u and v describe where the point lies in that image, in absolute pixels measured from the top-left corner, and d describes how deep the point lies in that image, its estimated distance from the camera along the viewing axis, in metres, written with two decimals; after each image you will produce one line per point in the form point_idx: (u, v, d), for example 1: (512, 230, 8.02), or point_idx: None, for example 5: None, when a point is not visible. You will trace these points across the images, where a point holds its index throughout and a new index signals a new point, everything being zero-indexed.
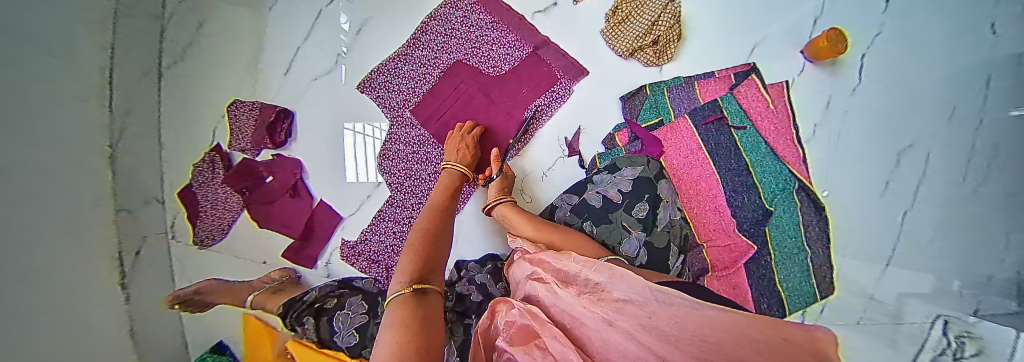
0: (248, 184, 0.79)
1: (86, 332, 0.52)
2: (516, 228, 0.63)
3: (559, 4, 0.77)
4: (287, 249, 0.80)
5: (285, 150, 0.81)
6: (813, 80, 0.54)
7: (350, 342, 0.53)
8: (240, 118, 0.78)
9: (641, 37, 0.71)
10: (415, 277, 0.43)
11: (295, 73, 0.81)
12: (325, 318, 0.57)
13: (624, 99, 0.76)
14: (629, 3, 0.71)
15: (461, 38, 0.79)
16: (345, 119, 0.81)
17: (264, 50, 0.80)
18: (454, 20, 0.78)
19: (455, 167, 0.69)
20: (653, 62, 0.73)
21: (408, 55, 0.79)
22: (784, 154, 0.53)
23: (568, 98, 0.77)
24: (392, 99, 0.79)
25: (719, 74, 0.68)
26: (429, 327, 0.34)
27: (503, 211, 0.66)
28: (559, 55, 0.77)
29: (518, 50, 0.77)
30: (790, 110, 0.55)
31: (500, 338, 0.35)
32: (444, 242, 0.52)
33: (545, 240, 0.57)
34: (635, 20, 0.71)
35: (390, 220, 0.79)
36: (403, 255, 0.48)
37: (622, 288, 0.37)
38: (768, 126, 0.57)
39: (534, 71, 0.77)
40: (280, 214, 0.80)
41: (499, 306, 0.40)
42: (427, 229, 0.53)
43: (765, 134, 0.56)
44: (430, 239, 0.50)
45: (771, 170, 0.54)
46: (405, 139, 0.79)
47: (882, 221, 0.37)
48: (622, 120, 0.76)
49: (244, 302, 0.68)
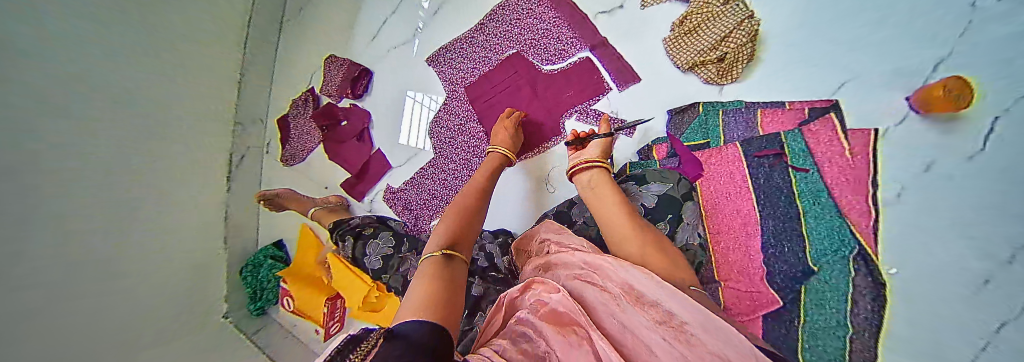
0: (329, 123, 0.95)
1: (131, 291, 0.70)
2: (598, 201, 0.54)
3: (625, 8, 0.71)
4: (345, 180, 0.95)
5: (360, 102, 0.95)
6: (911, 133, 0.46)
7: (376, 265, 0.67)
8: (332, 71, 0.94)
9: (707, 51, 0.61)
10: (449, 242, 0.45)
11: (380, 39, 0.93)
12: (361, 242, 0.70)
13: (671, 113, 0.69)
14: (702, 11, 0.60)
15: (523, 30, 0.81)
16: (406, 88, 0.91)
17: (361, 15, 0.94)
18: (520, 11, 0.81)
19: (498, 150, 0.70)
20: (714, 81, 0.63)
21: (474, 38, 0.85)
22: (850, 212, 0.48)
23: (599, 110, 0.74)
24: (452, 75, 0.87)
25: (790, 106, 0.58)
26: (455, 290, 0.36)
27: (596, 176, 0.58)
28: (612, 59, 0.72)
29: (574, 48, 0.76)
30: (873, 166, 0.48)
31: (525, 312, 0.32)
32: (475, 226, 0.52)
33: (627, 240, 0.45)
34: (704, 32, 0.61)
35: (429, 177, 0.88)
36: (441, 222, 0.51)
37: (714, 336, 0.24)
38: (838, 175, 0.49)
39: (583, 78, 0.75)
40: (346, 151, 0.95)
41: (539, 286, 0.36)
42: (462, 213, 0.53)
43: (830, 183, 0.50)
44: (468, 217, 0.53)
45: (828, 226, 0.48)
46: (456, 111, 0.86)
47: (965, 324, 0.37)
48: (663, 134, 0.70)
49: (307, 211, 0.83)
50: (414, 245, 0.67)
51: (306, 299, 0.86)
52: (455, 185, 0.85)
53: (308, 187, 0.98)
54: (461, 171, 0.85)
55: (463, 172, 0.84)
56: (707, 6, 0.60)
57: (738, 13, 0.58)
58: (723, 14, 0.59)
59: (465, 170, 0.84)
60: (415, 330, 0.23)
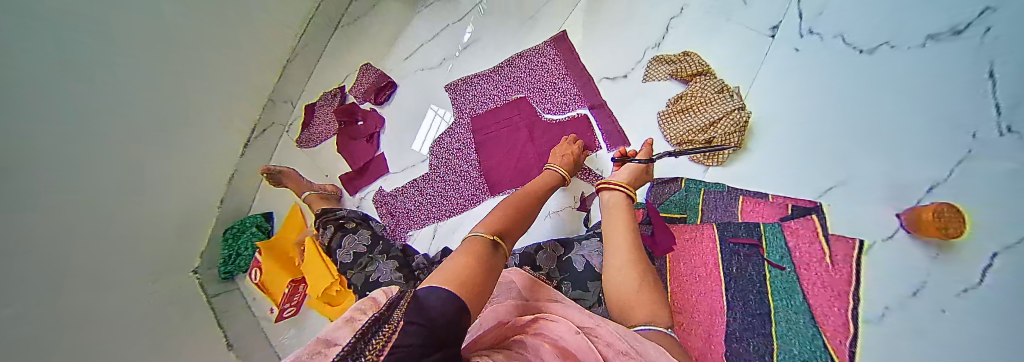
0: (347, 120, 1.04)
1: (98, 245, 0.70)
2: (612, 225, 0.50)
3: (629, 77, 0.75)
4: (347, 173, 1.02)
5: (381, 108, 1.05)
6: (901, 252, 0.37)
7: (347, 259, 0.71)
8: (364, 77, 1.06)
9: (696, 132, 0.63)
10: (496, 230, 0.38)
11: (412, 60, 1.04)
12: (341, 234, 0.74)
13: (651, 186, 0.72)
14: (695, 96, 0.64)
15: (536, 79, 0.84)
16: (433, 102, 0.98)
17: (404, 37, 1.07)
18: (535, 62, 0.85)
19: (554, 168, 0.63)
20: (700, 160, 0.66)
21: (490, 77, 0.90)
22: (826, 322, 0.41)
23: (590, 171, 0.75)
24: (463, 105, 0.92)
25: (772, 198, 0.54)
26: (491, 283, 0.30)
27: (613, 202, 0.54)
28: (608, 121, 0.75)
29: (574, 104, 0.80)
30: (856, 279, 0.40)
31: (532, 346, 0.31)
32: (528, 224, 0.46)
33: (624, 273, 0.43)
34: (697, 114, 0.64)
35: (417, 190, 0.92)
36: (494, 210, 0.44)
37: None
38: (814, 280, 0.44)
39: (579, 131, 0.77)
40: (355, 149, 1.02)
41: (545, 324, 0.34)
42: (522, 209, 0.47)
43: (805, 286, 0.44)
44: (521, 213, 0.46)
45: (799, 332, 0.42)
46: (458, 135, 0.91)
47: None
48: (642, 201, 0.72)
49: (302, 194, 0.89)
50: (386, 248, 0.71)
51: (273, 277, 0.93)
52: (440, 201, 0.89)
53: (310, 170, 1.06)
54: (448, 190, 0.88)
55: (450, 191, 0.88)
56: (703, 91, 0.64)
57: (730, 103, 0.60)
58: (715, 102, 0.62)
59: (452, 191, 0.88)
60: (435, 312, 0.22)
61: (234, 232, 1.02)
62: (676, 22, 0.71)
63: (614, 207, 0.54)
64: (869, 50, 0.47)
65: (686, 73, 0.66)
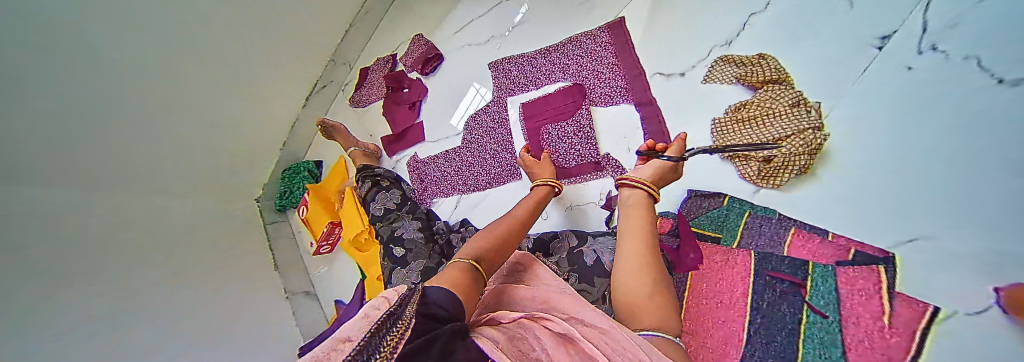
0: (394, 87, 1.09)
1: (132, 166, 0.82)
2: (628, 227, 0.48)
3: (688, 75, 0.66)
4: (389, 136, 1.08)
5: (426, 79, 1.08)
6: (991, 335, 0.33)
7: (377, 213, 0.77)
8: (414, 47, 1.09)
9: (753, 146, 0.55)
10: (477, 252, 0.39)
11: (460, 34, 1.04)
12: (376, 189, 0.80)
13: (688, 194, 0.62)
14: (762, 105, 0.56)
15: (582, 66, 0.78)
16: (477, 79, 0.97)
17: (455, 10, 1.06)
18: (584, 48, 0.79)
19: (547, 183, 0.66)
20: (752, 178, 0.56)
21: (535, 60, 0.86)
22: None
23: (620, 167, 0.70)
24: (503, 84, 0.90)
25: (832, 238, 0.47)
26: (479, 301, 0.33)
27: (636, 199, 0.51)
28: (653, 121, 0.67)
29: (620, 98, 0.72)
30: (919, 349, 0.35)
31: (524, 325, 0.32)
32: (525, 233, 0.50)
33: (635, 271, 0.41)
34: (759, 126, 0.55)
35: (448, 161, 0.95)
36: (476, 236, 0.44)
37: None
38: (862, 341, 0.37)
39: (618, 127, 0.72)
40: (398, 114, 1.08)
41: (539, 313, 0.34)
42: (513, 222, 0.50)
43: (849, 343, 0.38)
44: (509, 234, 0.46)
45: None
46: (493, 115, 0.90)
47: None
48: (674, 211, 0.66)
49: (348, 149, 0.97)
50: (413, 210, 0.75)
51: (315, 216, 1.04)
52: (467, 176, 0.91)
53: (357, 128, 1.16)
54: (476, 167, 0.90)
55: (478, 169, 0.89)
56: (773, 101, 0.55)
57: (804, 120, 0.51)
58: (786, 116, 0.53)
59: (480, 168, 0.89)
60: (450, 305, 0.26)
61: (291, 171, 1.19)
62: (755, 21, 0.61)
63: (630, 204, 0.51)
64: (1013, 81, 0.36)
65: (759, 78, 0.57)
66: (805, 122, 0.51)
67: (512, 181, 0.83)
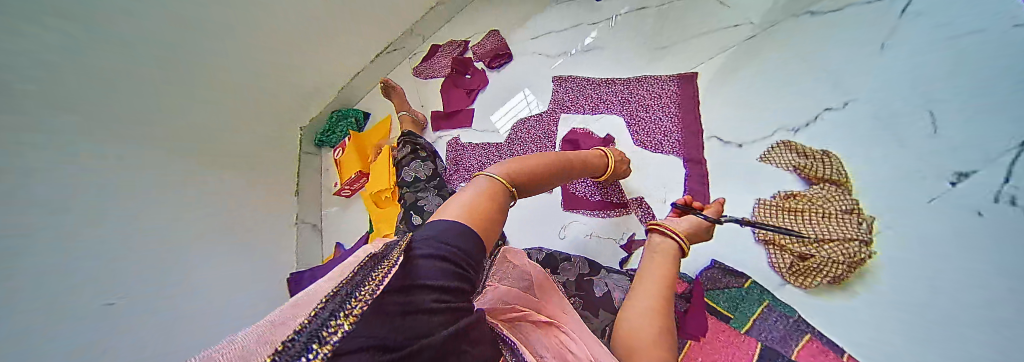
0: (458, 70, 1.14)
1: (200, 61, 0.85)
2: (648, 270, 0.48)
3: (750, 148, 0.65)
4: (438, 112, 1.12)
5: (489, 72, 1.11)
6: None
7: (406, 177, 0.79)
8: (489, 40, 1.13)
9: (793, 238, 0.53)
10: (510, 173, 0.44)
11: (536, 41, 1.07)
12: (411, 156, 0.82)
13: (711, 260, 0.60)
14: (814, 201, 0.54)
15: (644, 108, 0.79)
16: (538, 87, 0.99)
17: (537, 17, 1.09)
18: (651, 91, 0.79)
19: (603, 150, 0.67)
20: (782, 270, 0.54)
21: (600, 87, 0.87)
22: None
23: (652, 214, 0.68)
24: (562, 99, 0.92)
25: (846, 359, 0.46)
26: (497, 214, 0.39)
27: (666, 248, 0.51)
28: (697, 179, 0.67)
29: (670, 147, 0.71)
30: None
31: (536, 337, 0.41)
32: (543, 185, 0.51)
33: (645, 315, 0.41)
34: (804, 220, 0.54)
35: (485, 154, 0.97)
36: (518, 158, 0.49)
37: None
38: None
39: (661, 175, 0.71)
40: (452, 96, 1.12)
41: (553, 329, 0.43)
42: (530, 165, 0.48)
43: None
44: (543, 171, 0.50)
45: None
46: (543, 125, 0.91)
47: None
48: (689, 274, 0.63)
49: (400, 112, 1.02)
50: (440, 186, 0.77)
51: (348, 161, 1.07)
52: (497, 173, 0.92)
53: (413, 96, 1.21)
54: None
55: None
56: (826, 201, 0.53)
57: (853, 230, 0.49)
58: (835, 219, 0.51)
59: None
60: (433, 260, 0.29)
61: (339, 114, 1.26)
62: (830, 117, 0.59)
63: (658, 250, 0.51)
64: None
65: (816, 174, 0.55)
66: (853, 233, 0.49)
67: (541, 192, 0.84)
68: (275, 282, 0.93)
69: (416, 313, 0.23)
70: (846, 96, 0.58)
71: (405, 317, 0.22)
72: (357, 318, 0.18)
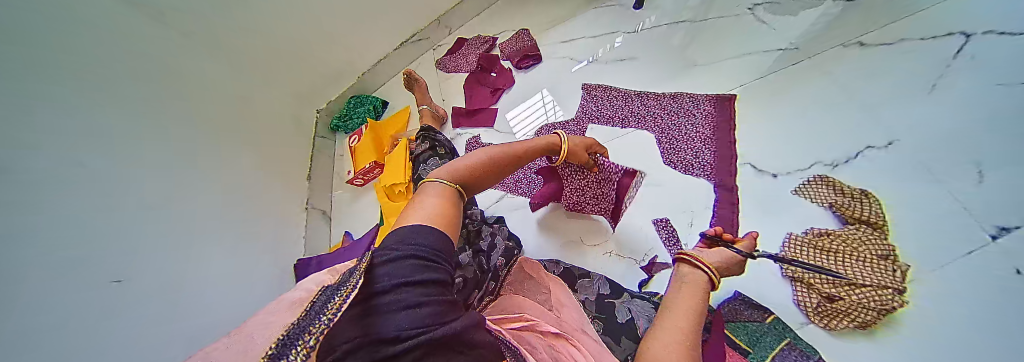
0: (484, 66, 1.11)
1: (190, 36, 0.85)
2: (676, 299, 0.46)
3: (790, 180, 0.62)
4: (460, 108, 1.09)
5: (517, 72, 1.08)
6: None
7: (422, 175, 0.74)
8: (518, 39, 1.10)
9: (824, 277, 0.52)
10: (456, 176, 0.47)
11: (567, 44, 1.03)
12: (428, 152, 0.78)
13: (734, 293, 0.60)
14: (850, 243, 0.52)
15: (676, 125, 0.76)
16: (565, 92, 0.96)
17: (570, 20, 1.06)
18: (685, 108, 0.76)
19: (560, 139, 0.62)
20: (807, 308, 0.53)
21: (632, 99, 0.84)
22: None
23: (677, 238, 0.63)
24: (591, 107, 0.89)
25: None
26: (453, 213, 0.42)
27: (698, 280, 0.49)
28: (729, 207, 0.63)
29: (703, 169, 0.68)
30: None
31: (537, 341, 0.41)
32: (491, 181, 0.52)
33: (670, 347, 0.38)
34: (837, 260, 0.52)
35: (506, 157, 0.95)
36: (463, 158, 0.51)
37: None
38: None
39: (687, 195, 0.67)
40: (476, 94, 1.09)
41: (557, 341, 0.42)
42: (476, 167, 0.49)
43: None
44: (492, 166, 0.51)
45: None
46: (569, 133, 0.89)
47: None
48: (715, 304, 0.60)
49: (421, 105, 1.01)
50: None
51: (365, 151, 1.06)
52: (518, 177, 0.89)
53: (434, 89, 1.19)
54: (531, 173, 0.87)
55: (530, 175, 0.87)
56: (862, 245, 0.51)
57: (890, 277, 0.48)
58: (872, 264, 0.50)
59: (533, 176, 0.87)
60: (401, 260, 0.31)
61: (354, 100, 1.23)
62: (870, 155, 0.56)
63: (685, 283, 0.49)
64: None
65: (854, 214, 0.54)
66: (889, 281, 0.48)
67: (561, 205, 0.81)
68: (278, 267, 0.92)
69: (387, 315, 0.26)
70: (889, 134, 0.56)
71: (373, 325, 0.25)
72: (317, 344, 0.19)
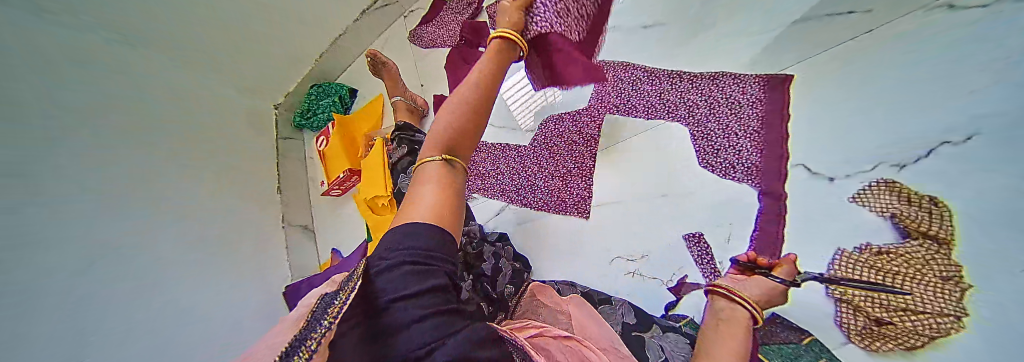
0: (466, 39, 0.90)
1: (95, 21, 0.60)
2: (719, 340, 0.39)
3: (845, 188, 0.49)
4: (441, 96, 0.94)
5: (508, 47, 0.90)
6: None
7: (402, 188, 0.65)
8: None
9: (876, 300, 0.45)
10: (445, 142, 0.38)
11: None
12: (406, 159, 0.68)
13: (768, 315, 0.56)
14: (909, 262, 0.43)
15: (715, 115, 0.63)
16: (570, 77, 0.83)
17: None
18: (726, 93, 0.62)
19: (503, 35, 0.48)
20: (852, 331, 0.48)
21: (658, 81, 0.70)
22: None
23: (709, 254, 0.57)
24: (610, 93, 0.76)
25: None
26: (453, 192, 0.34)
27: (738, 316, 0.42)
28: (772, 220, 0.54)
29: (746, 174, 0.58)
30: None
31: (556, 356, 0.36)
32: (479, 133, 0.41)
33: None
34: (889, 284, 0.44)
35: (513, 157, 0.86)
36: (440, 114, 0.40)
37: None
38: None
39: (724, 207, 0.59)
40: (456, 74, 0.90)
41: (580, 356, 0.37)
42: (450, 124, 0.38)
43: None
44: (467, 109, 0.39)
45: None
46: (584, 125, 0.77)
47: None
48: None
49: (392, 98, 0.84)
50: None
51: (336, 156, 0.92)
52: (527, 180, 0.82)
53: (412, 73, 1.05)
54: (543, 175, 0.80)
55: (543, 177, 0.79)
56: (924, 267, 0.41)
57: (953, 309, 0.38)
58: (933, 286, 0.40)
59: (544, 179, 0.79)
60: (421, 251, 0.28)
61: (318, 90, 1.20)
62: (945, 153, 0.39)
63: (725, 320, 0.42)
64: None
65: (918, 227, 0.42)
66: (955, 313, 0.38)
67: (576, 217, 0.74)
68: (248, 310, 0.79)
69: (402, 331, 0.24)
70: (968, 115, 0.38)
71: (388, 346, 0.23)
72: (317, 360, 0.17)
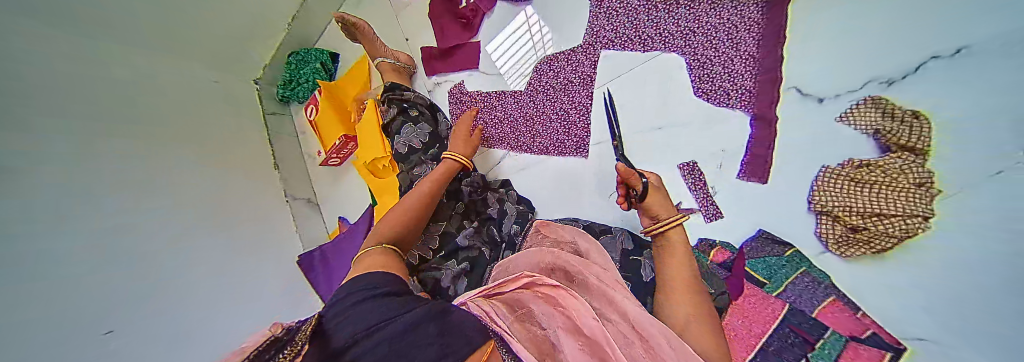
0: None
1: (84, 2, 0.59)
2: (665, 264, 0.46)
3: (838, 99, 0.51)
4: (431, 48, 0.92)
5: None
6: None
7: (400, 148, 0.66)
8: None
9: (856, 212, 0.47)
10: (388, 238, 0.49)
11: None
12: (399, 118, 0.67)
13: (757, 236, 0.58)
14: (886, 172, 0.45)
15: (712, 42, 0.61)
16: (553, 16, 0.79)
17: None
18: (721, 16, 0.60)
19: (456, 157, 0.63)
20: (829, 240, 0.51)
21: (652, 10, 0.67)
22: None
23: (703, 181, 0.63)
24: (603, 28, 0.72)
25: (860, 315, 0.46)
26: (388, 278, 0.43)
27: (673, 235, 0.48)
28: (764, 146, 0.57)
29: (744, 99, 0.58)
30: None
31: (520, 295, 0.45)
32: (422, 220, 0.55)
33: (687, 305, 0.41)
34: (874, 192, 0.45)
35: (503, 106, 0.82)
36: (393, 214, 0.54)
37: None
38: None
39: (726, 135, 0.60)
40: (444, 27, 0.90)
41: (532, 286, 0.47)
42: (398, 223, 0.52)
43: None
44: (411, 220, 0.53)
45: None
46: (577, 65, 0.74)
47: None
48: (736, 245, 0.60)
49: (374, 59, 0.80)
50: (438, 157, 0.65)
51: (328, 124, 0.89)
52: (523, 129, 0.79)
53: (390, 24, 0.99)
54: (537, 121, 0.78)
55: (538, 122, 0.77)
56: (899, 176, 0.43)
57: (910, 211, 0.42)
58: (898, 192, 0.43)
59: (537, 124, 0.78)
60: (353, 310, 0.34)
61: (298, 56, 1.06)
62: (932, 67, 0.43)
63: (667, 244, 0.48)
64: None
65: (897, 141, 0.44)
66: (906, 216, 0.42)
67: (576, 157, 0.73)
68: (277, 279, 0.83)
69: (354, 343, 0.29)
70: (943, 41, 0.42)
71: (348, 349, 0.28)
72: None
